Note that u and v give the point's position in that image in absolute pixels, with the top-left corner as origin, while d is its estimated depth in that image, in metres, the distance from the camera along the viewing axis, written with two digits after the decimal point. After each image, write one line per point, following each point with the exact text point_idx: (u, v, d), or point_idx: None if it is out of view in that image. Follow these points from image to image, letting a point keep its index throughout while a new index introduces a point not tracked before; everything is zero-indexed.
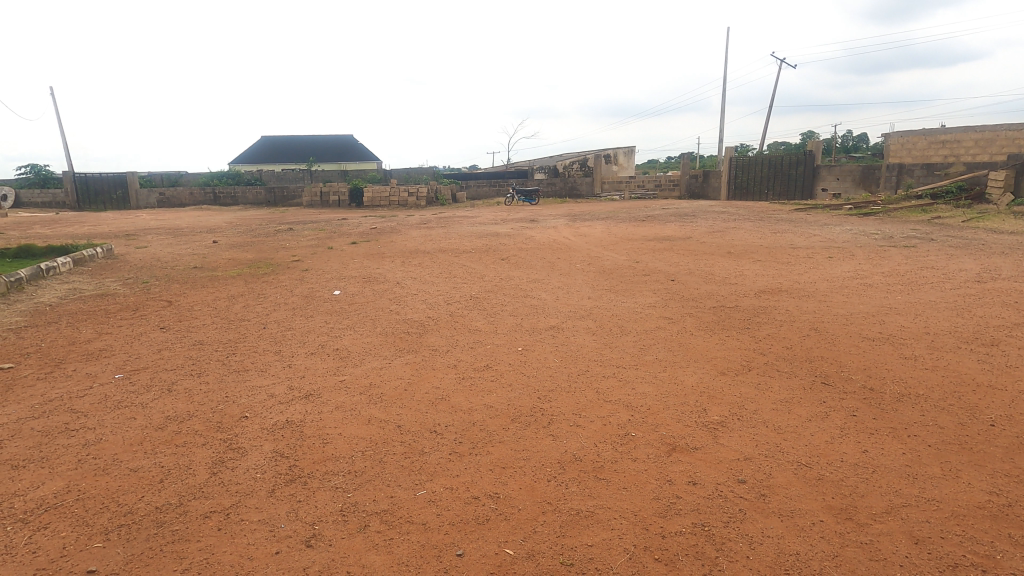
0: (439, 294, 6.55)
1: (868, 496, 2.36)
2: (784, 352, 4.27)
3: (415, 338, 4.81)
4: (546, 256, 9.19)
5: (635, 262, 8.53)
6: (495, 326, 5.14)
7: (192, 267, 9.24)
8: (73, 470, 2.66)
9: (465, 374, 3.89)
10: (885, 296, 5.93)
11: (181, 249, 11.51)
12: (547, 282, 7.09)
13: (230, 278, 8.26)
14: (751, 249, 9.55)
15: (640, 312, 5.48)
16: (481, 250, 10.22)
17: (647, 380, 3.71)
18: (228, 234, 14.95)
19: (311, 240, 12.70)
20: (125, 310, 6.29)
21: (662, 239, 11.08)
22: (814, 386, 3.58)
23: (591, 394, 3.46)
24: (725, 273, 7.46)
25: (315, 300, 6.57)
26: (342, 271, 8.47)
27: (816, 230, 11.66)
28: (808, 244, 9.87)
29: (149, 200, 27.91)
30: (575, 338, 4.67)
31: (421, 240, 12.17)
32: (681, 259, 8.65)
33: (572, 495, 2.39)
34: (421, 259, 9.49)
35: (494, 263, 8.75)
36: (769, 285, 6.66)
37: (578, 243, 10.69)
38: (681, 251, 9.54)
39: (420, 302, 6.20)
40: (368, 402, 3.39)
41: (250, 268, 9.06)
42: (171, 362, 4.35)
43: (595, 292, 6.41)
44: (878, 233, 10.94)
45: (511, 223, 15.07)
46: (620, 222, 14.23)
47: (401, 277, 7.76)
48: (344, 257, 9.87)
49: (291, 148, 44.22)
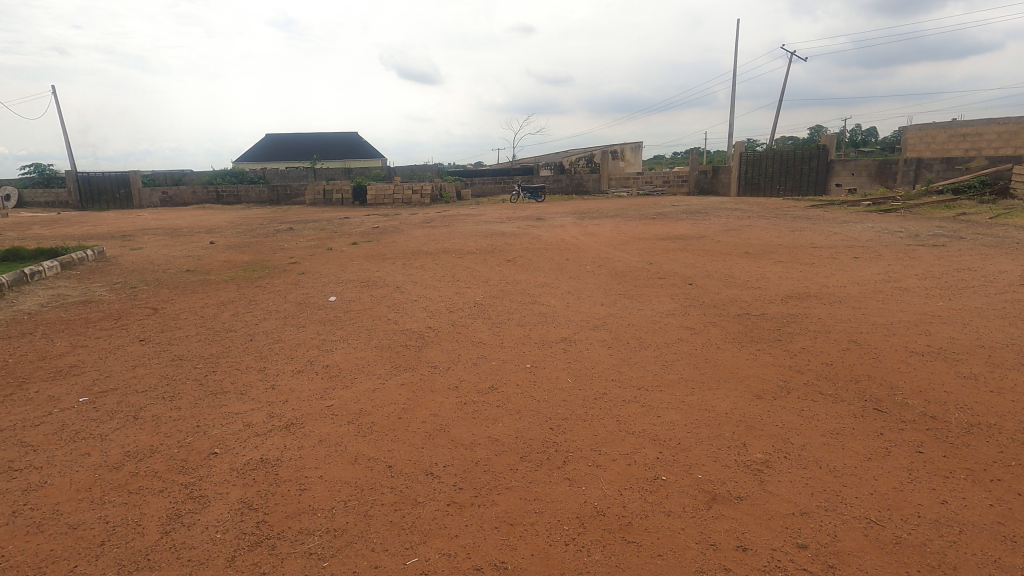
0: (441, 301, 6.13)
1: (962, 569, 1.92)
2: (824, 369, 3.82)
3: (412, 352, 4.39)
4: (554, 258, 8.77)
5: (648, 263, 8.08)
6: (501, 337, 4.71)
7: (185, 270, 8.88)
8: (3, 526, 2.25)
9: (467, 398, 3.45)
10: (924, 302, 5.46)
11: (177, 251, 11.14)
12: (556, 287, 6.66)
13: (223, 282, 7.88)
14: (770, 249, 9.08)
15: (659, 321, 5.03)
16: (486, 250, 9.79)
17: (673, 406, 3.26)
18: (228, 233, 14.63)
19: (311, 240, 12.35)
20: (107, 319, 5.91)
21: (675, 238, 10.64)
22: (866, 414, 3.12)
23: (611, 425, 3.03)
24: (745, 276, 7.01)
25: (309, 307, 6.16)
26: (339, 274, 8.06)
27: (836, 228, 11.16)
28: (829, 243, 9.39)
29: (152, 199, 27.70)
30: (590, 353, 4.23)
31: (424, 240, 11.79)
32: (697, 260, 8.19)
33: (596, 566, 1.96)
34: (424, 261, 9.08)
35: (499, 265, 8.33)
36: (796, 289, 6.20)
37: (586, 243, 10.25)
38: (696, 251, 9.09)
39: (420, 310, 5.77)
40: (357, 434, 2.97)
41: (244, 272, 8.66)
42: (144, 382, 3.93)
43: (608, 298, 5.98)
44: (901, 230, 10.50)
45: (516, 221, 14.61)
46: (629, 220, 13.77)
47: (402, 281, 7.35)
48: (343, 259, 9.47)
49: (295, 146, 43.87)
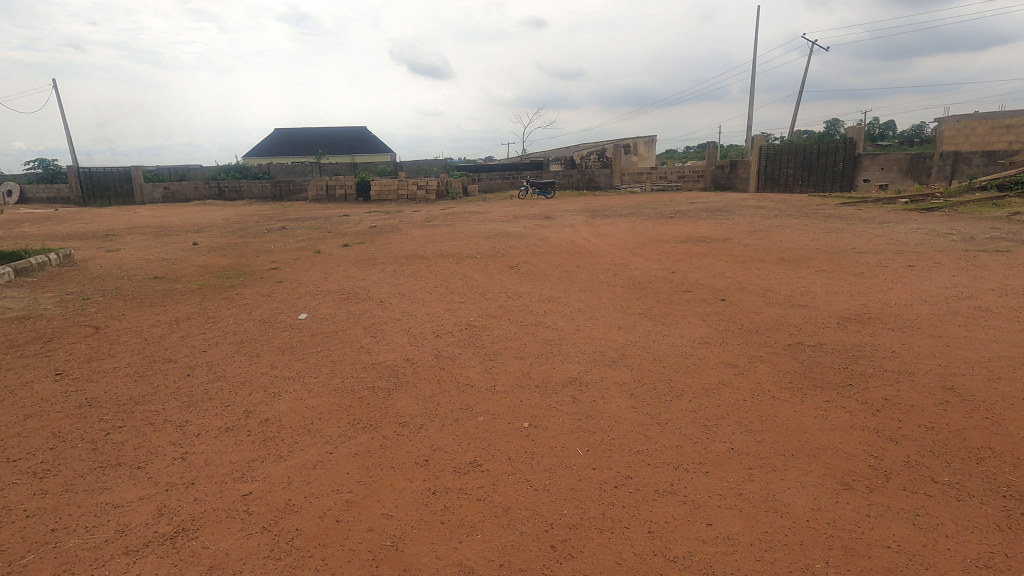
0: (427, 322, 5.17)
1: None
2: (927, 438, 2.81)
3: (379, 400, 3.45)
4: (563, 265, 7.78)
5: (670, 273, 7.06)
6: (493, 378, 3.73)
7: (153, 277, 8.02)
8: None
9: (437, 483, 2.51)
10: (1020, 329, 4.40)
11: (155, 253, 10.31)
12: (564, 303, 5.68)
13: (188, 292, 7.00)
14: (808, 255, 8.02)
15: (692, 356, 4.03)
16: (488, 254, 8.85)
17: (727, 504, 2.29)
18: (218, 232, 13.86)
19: (301, 241, 11.50)
20: (35, 341, 5.02)
21: (697, 240, 9.64)
22: (1017, 527, 2.12)
23: (640, 544, 2.07)
24: (787, 290, 5.97)
25: (272, 328, 5.22)
26: (319, 284, 7.15)
27: (876, 230, 10.05)
28: (875, 248, 8.30)
29: (153, 194, 27.05)
30: (606, 405, 3.25)
31: (422, 240, 10.90)
32: (726, 269, 7.18)
33: None
34: (417, 267, 8.15)
35: (501, 273, 7.35)
36: (851, 308, 5.19)
37: (599, 246, 9.27)
38: (723, 257, 8.09)
39: (401, 335, 4.81)
40: (268, 556, 2.04)
41: (216, 279, 7.78)
42: (24, 444, 3.02)
43: (627, 320, 4.99)
44: (953, 232, 9.37)
45: (523, 220, 13.60)
46: (645, 220, 12.72)
47: (388, 293, 6.41)
48: (329, 264, 8.57)
49: (301, 140, 43.13)
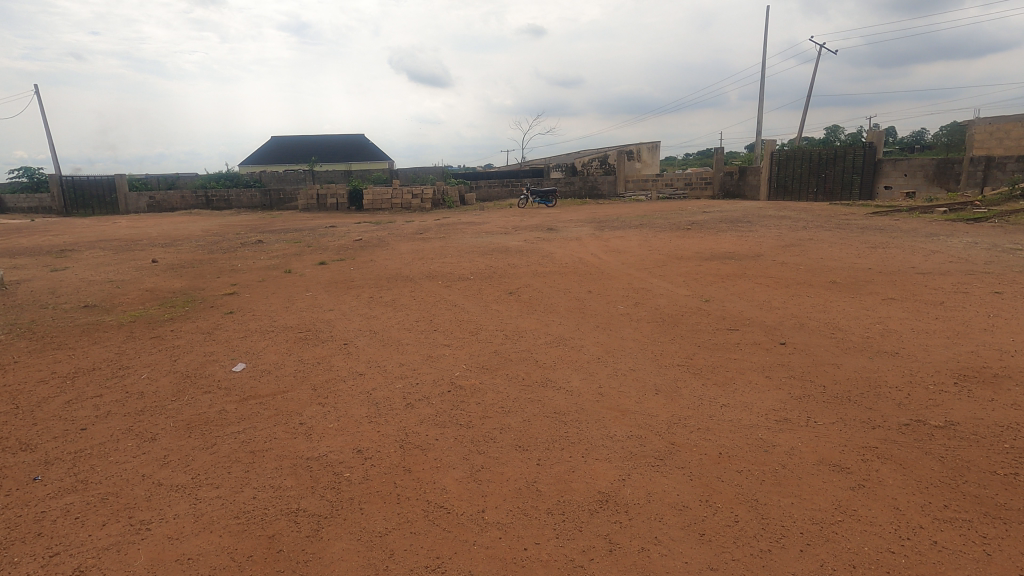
0: (398, 380, 3.87)
1: None
2: None
3: (299, 545, 2.17)
4: (571, 290, 6.51)
5: (703, 302, 5.80)
6: (481, 497, 2.44)
7: (82, 306, 6.70)
8: None
9: None
10: None
11: (103, 273, 8.97)
12: (579, 348, 4.39)
13: (111, 329, 5.69)
14: (861, 277, 6.77)
15: (775, 450, 2.73)
16: (483, 275, 7.61)
17: None
18: (189, 246, 12.59)
19: (275, 257, 10.24)
20: None
21: (723, 257, 8.40)
22: None
23: None
24: (860, 328, 4.70)
25: (191, 389, 3.91)
26: (276, 317, 5.87)
27: (927, 244, 8.80)
28: (937, 268, 7.07)
29: (138, 204, 25.82)
30: (667, 569, 1.97)
31: (410, 257, 9.68)
32: (770, 297, 5.91)
33: None
34: (398, 291, 6.89)
35: (497, 302, 6.07)
36: (962, 359, 3.90)
37: (611, 265, 8.03)
38: (760, 279, 6.84)
39: (359, 403, 3.52)
40: None
41: (157, 309, 6.49)
42: None
43: (666, 379, 3.69)
44: (1018, 247, 8.16)
45: (523, 233, 12.29)
46: (658, 232, 11.45)
47: (356, 332, 5.12)
48: (296, 289, 7.29)
49: (295, 148, 42.02)
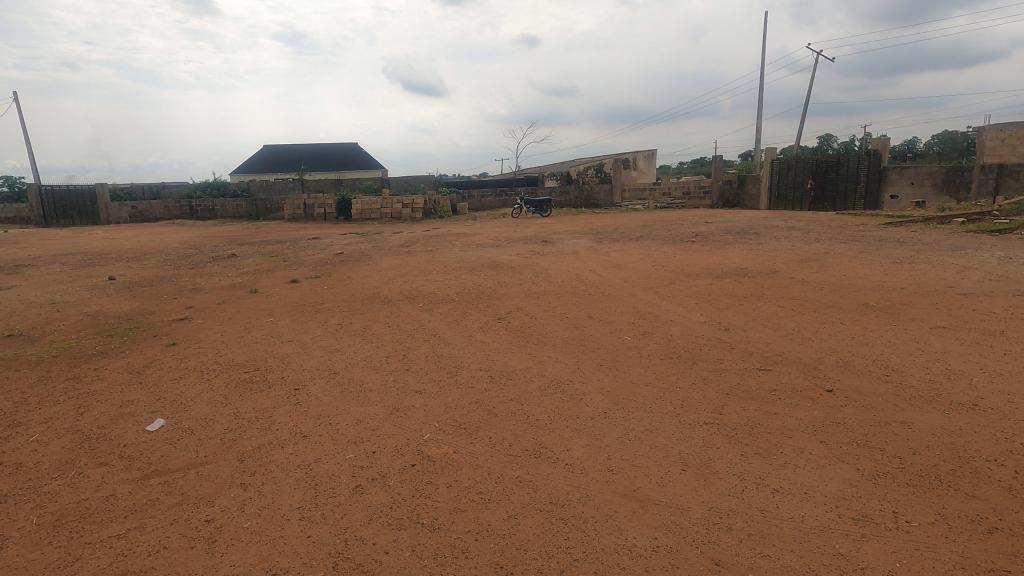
0: (350, 447, 3.02)
1: None
2: None
3: None
4: (568, 316, 5.68)
5: (722, 331, 4.98)
6: None
7: (6, 336, 5.81)
8: None
9: None
10: None
11: (50, 293, 8.08)
12: (580, 398, 3.54)
13: (23, 366, 4.79)
14: (896, 299, 5.96)
15: None
16: (469, 296, 6.78)
17: None
18: (157, 260, 11.73)
19: (245, 274, 9.39)
20: None
21: (735, 274, 7.62)
22: None
23: None
24: (920, 370, 3.87)
25: (84, 458, 3.04)
26: (224, 351, 5.00)
27: (956, 260, 8.00)
28: (979, 288, 6.27)
29: (120, 215, 24.92)
30: None
31: (392, 273, 8.86)
32: (799, 325, 5.10)
33: None
34: (372, 316, 6.06)
35: (483, 331, 5.24)
36: None
37: (612, 283, 7.23)
38: (781, 301, 6.05)
39: (292, 485, 2.67)
40: None
41: (89, 339, 5.61)
42: None
43: (695, 448, 2.85)
44: None
45: (516, 246, 11.49)
46: (660, 245, 10.67)
47: (312, 372, 4.27)
48: (257, 313, 6.42)
49: (285, 156, 41.23)
